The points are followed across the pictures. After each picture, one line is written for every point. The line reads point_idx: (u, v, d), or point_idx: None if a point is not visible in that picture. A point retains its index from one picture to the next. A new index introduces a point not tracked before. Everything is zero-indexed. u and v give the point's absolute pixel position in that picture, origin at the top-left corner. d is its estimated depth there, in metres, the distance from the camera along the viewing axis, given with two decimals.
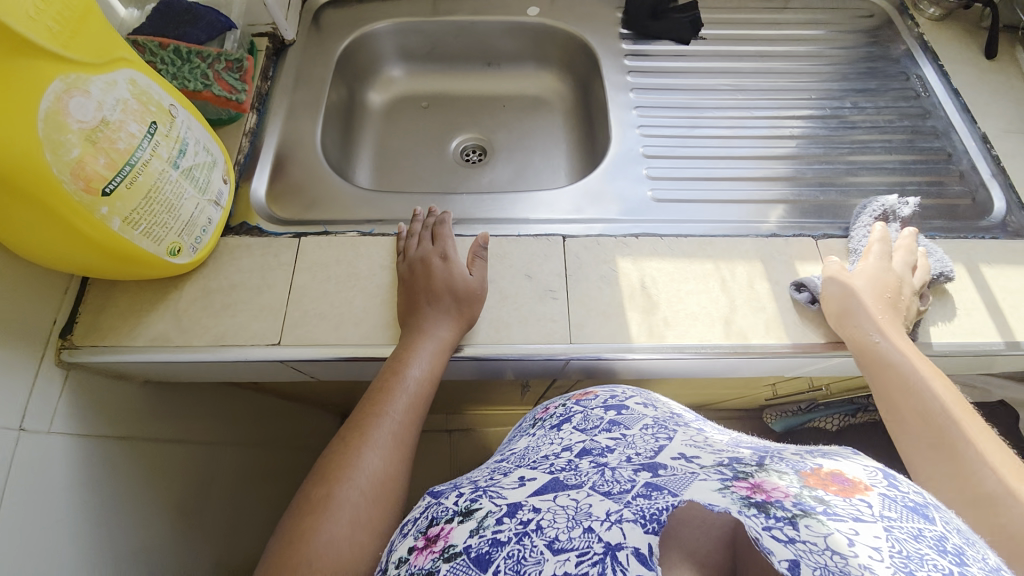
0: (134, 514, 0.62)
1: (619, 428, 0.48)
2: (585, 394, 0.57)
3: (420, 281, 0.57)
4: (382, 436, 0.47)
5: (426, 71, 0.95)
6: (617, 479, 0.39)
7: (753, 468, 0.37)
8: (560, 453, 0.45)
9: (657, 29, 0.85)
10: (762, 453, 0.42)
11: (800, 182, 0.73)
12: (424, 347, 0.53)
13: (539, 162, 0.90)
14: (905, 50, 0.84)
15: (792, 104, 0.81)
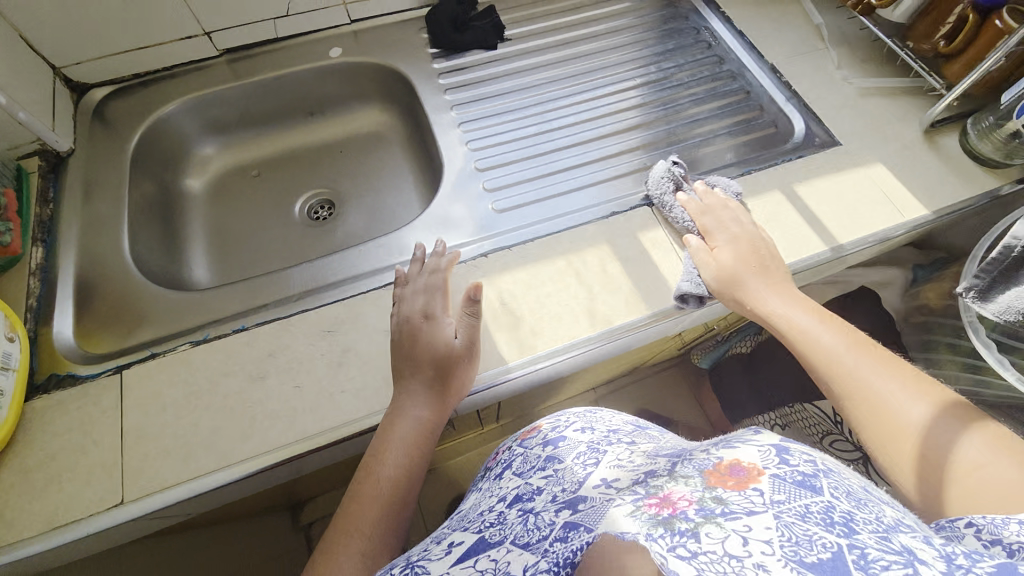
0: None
1: (554, 462, 0.51)
2: (529, 430, 0.60)
3: (410, 349, 0.54)
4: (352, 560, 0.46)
5: (245, 139, 0.88)
6: (537, 526, 0.42)
7: (663, 481, 0.39)
8: (495, 505, 0.49)
9: (464, 42, 0.83)
10: (677, 458, 0.45)
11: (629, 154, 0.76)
12: (406, 428, 0.51)
13: (389, 201, 0.87)
14: (691, 7, 0.90)
15: (605, 83, 0.83)
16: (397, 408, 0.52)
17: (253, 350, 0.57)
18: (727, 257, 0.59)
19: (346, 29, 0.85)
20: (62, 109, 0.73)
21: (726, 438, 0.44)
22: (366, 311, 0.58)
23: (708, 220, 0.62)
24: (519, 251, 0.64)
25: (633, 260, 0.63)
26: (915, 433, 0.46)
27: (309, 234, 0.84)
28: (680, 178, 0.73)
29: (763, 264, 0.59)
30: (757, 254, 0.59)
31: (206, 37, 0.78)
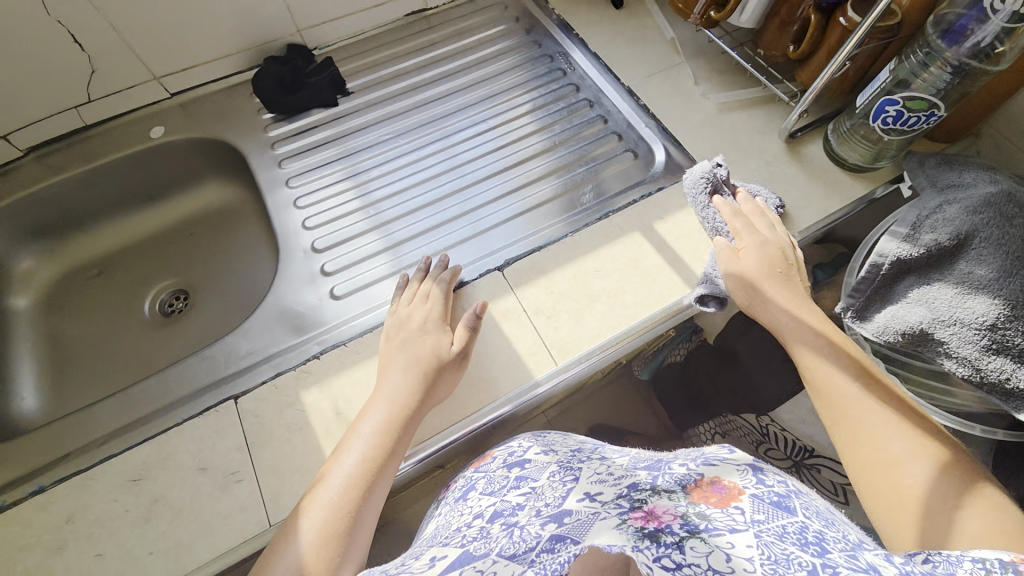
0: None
1: (526, 481, 0.48)
2: (484, 458, 0.56)
3: (408, 348, 0.55)
4: (308, 528, 0.44)
5: (78, 236, 0.79)
6: (523, 539, 0.38)
7: (646, 493, 0.38)
8: (472, 522, 0.44)
9: (299, 103, 0.76)
10: (655, 470, 0.44)
11: (489, 205, 0.69)
12: (383, 402, 0.51)
13: (249, 282, 0.79)
14: (545, 31, 0.85)
15: (461, 126, 0.77)
16: (362, 415, 0.50)
17: (52, 515, 0.49)
18: (734, 277, 0.54)
19: (171, 103, 0.77)
20: None
21: (703, 454, 0.44)
22: (179, 447, 0.51)
23: (742, 224, 0.57)
24: (356, 344, 0.56)
25: (483, 336, 0.57)
26: (873, 454, 0.43)
27: (159, 333, 0.76)
28: (540, 226, 0.66)
29: (749, 285, 0.53)
30: (782, 257, 0.55)
31: (2, 139, 0.69)
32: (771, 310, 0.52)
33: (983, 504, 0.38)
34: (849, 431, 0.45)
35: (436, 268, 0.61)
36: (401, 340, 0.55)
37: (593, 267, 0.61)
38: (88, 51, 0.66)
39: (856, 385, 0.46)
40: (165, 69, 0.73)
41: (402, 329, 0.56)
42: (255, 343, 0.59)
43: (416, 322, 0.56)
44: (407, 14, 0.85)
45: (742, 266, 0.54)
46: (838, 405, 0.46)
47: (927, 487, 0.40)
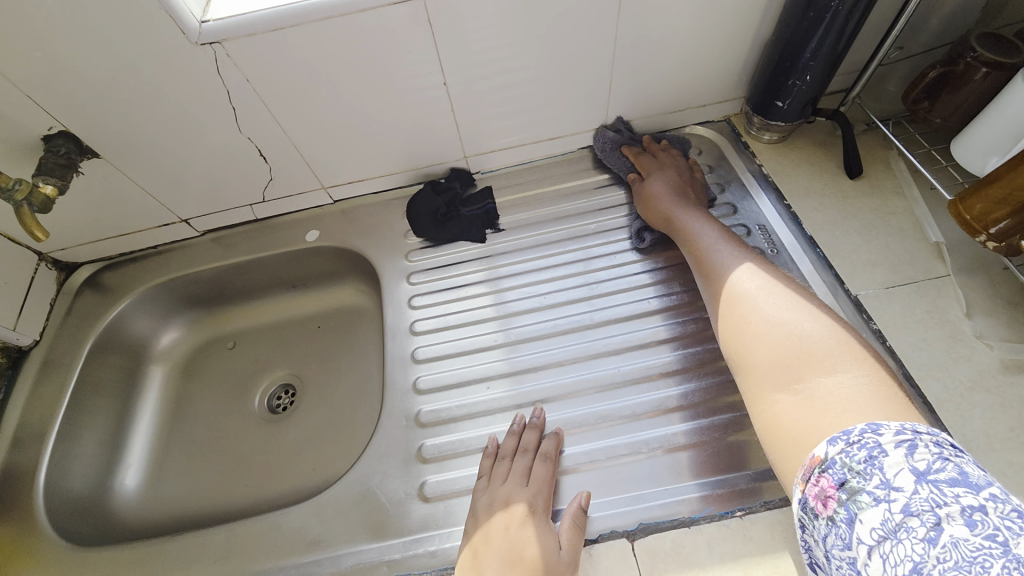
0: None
1: None
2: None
3: (492, 484, 0.49)
4: None
5: (224, 310, 0.83)
6: None
7: None
8: None
9: (448, 234, 0.71)
10: None
11: (638, 423, 0.53)
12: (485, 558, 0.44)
13: (352, 396, 0.75)
14: (744, 191, 0.69)
15: (596, 298, 0.64)
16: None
17: None
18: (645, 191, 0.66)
19: (332, 208, 0.77)
20: (38, 297, 0.72)
21: None
22: None
23: (643, 159, 0.70)
24: None
25: None
26: (763, 323, 0.47)
27: (260, 433, 0.74)
28: (695, 481, 0.49)
29: (659, 210, 0.64)
30: (689, 183, 0.66)
31: (185, 222, 0.75)
32: (706, 249, 0.58)
33: (870, 379, 0.40)
34: (757, 340, 0.47)
35: (528, 433, 0.53)
36: (483, 543, 0.45)
37: None
38: (272, 163, 0.68)
39: (762, 286, 0.50)
40: (334, 180, 0.73)
41: (488, 528, 0.46)
42: (326, 529, 0.51)
43: (501, 517, 0.46)
44: (583, 148, 0.76)
45: (664, 199, 0.64)
46: (749, 315, 0.49)
47: (827, 368, 0.41)
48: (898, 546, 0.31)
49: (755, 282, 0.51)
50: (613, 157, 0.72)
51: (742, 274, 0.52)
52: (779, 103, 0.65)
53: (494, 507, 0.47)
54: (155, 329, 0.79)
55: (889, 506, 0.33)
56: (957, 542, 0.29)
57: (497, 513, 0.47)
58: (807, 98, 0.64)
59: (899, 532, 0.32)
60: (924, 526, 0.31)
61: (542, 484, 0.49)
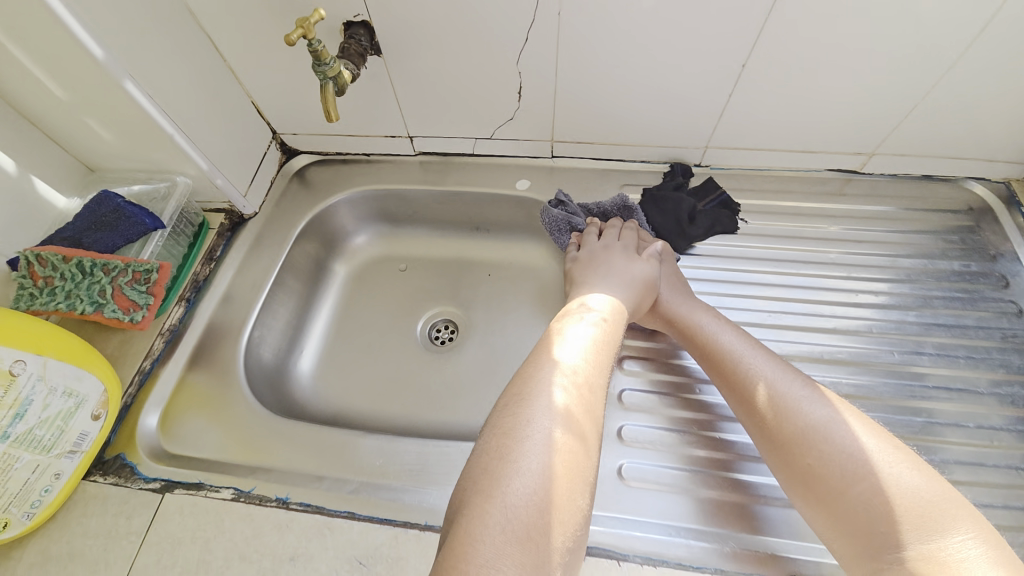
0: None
1: None
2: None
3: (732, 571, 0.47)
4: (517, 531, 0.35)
5: (406, 232, 0.85)
6: None
7: None
8: None
9: (701, 229, 0.66)
10: None
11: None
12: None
13: (516, 350, 0.75)
14: (1006, 267, 0.66)
15: (783, 329, 0.64)
16: None
17: (282, 539, 0.47)
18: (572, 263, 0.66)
19: (547, 162, 0.76)
20: (265, 172, 0.76)
21: None
22: (410, 554, 0.46)
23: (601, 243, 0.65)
24: (629, 569, 0.46)
25: None
26: (822, 432, 0.46)
27: (422, 357, 0.76)
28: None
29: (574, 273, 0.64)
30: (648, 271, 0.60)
31: (408, 139, 0.77)
32: (693, 320, 0.58)
33: (938, 480, 0.42)
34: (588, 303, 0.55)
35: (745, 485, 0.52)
36: (486, 479, 0.38)
37: None
38: (521, 104, 0.67)
39: (811, 388, 0.49)
40: (566, 136, 0.72)
41: (591, 417, 0.43)
42: None
43: (564, 439, 0.40)
44: (829, 169, 0.71)
45: (631, 301, 0.57)
46: (711, 345, 0.56)
47: (865, 450, 0.44)
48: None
49: (741, 332, 0.56)
50: (562, 236, 0.70)
51: (712, 334, 0.56)
52: None
53: (499, 413, 0.43)
54: (346, 231, 0.82)
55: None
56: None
57: (543, 435, 0.40)
58: None
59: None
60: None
61: (590, 415, 0.43)
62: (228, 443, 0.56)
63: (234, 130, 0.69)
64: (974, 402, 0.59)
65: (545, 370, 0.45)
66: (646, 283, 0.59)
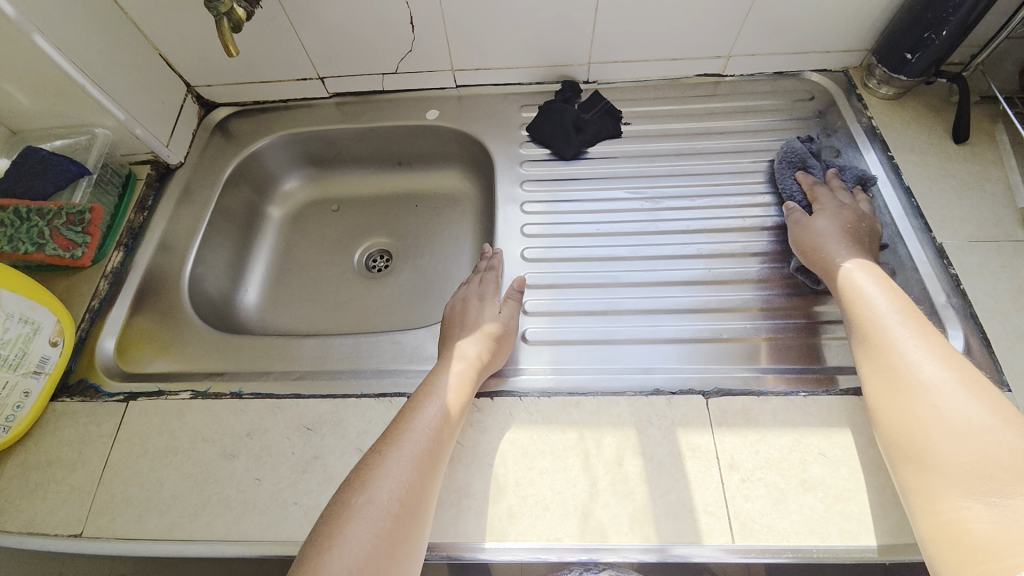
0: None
1: (663, 393, 0.54)
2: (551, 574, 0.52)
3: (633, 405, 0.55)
4: (371, 515, 0.43)
5: (334, 174, 0.90)
6: (685, 386, 0.55)
7: (671, 392, 0.54)
8: (660, 391, 0.55)
9: (588, 135, 0.75)
10: (678, 387, 0.55)
11: (713, 314, 0.61)
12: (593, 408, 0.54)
13: (444, 269, 0.83)
14: (849, 137, 0.75)
15: (658, 212, 0.70)
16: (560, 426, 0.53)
17: (238, 421, 0.55)
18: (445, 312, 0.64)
19: (453, 92, 0.83)
20: (185, 124, 0.80)
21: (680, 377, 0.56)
22: (349, 418, 0.55)
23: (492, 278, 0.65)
24: (530, 404, 0.55)
25: (662, 465, 0.50)
26: (930, 407, 0.43)
27: (361, 284, 0.84)
28: (750, 366, 0.57)
29: (447, 326, 0.61)
30: (858, 228, 0.60)
31: (319, 80, 0.82)
32: (832, 259, 0.58)
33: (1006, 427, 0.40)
34: (441, 373, 0.54)
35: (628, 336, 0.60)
36: (323, 537, 0.41)
37: (818, 447, 0.50)
38: (416, 35, 0.73)
39: (947, 351, 0.46)
40: (464, 64, 0.78)
41: (427, 489, 0.46)
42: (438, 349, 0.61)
43: (395, 509, 0.43)
44: (698, 74, 0.80)
45: (479, 358, 0.56)
46: (858, 312, 0.52)
47: (961, 416, 0.41)
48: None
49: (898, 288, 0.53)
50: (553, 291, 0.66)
51: (865, 295, 0.53)
52: (907, 57, 0.69)
53: (350, 478, 0.46)
54: (275, 178, 0.87)
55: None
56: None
57: (382, 502, 0.44)
58: (935, 57, 0.67)
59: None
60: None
61: (428, 485, 0.46)
62: (183, 360, 0.63)
63: (147, 82, 0.72)
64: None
65: (409, 436, 0.48)
66: (497, 336, 0.58)
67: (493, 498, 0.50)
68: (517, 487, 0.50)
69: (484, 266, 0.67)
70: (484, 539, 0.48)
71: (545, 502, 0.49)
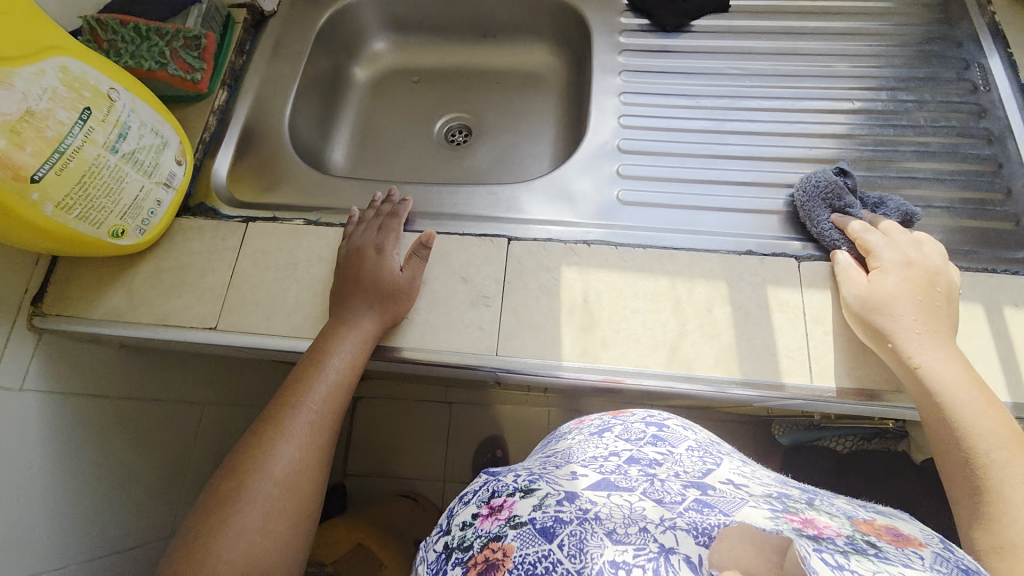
0: (97, 478, 0.70)
1: (755, 255, 0.56)
2: (622, 410, 0.56)
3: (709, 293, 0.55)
4: (297, 427, 0.50)
5: (418, 43, 0.89)
6: (777, 251, 0.57)
7: (766, 253, 0.56)
8: (750, 252, 0.57)
9: (694, 7, 0.72)
10: (764, 248, 0.58)
11: None
12: (690, 265, 0.56)
13: (524, 149, 0.84)
14: (973, 30, 0.71)
15: (759, 92, 0.69)
16: (653, 273, 0.56)
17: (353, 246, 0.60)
18: (339, 259, 0.58)
19: None
20: None
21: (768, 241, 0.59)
22: (452, 251, 0.59)
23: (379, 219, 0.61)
24: (624, 253, 0.57)
25: (748, 314, 0.53)
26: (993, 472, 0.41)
27: (442, 155, 0.85)
28: None
29: (342, 281, 0.56)
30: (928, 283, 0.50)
31: None
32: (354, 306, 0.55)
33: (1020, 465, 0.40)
34: (360, 303, 0.55)
35: (721, 205, 0.62)
36: (257, 440, 0.49)
37: None
38: None
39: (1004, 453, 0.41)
40: None
41: (340, 396, 0.53)
42: (533, 203, 0.63)
43: (315, 418, 0.51)
44: None
45: (403, 286, 0.56)
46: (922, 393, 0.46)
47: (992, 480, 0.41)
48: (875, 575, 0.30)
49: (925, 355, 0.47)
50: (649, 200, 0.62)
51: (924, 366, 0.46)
52: None
53: (284, 396, 0.52)
54: (359, 40, 0.87)
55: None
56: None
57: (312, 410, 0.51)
58: None
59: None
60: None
61: (328, 414, 0.52)
62: (293, 196, 0.68)
63: None
64: (926, 136, 0.65)
65: (336, 354, 0.53)
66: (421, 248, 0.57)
67: (588, 329, 0.54)
68: (611, 321, 0.54)
69: (393, 211, 0.62)
70: (577, 360, 0.53)
71: (636, 335, 0.54)
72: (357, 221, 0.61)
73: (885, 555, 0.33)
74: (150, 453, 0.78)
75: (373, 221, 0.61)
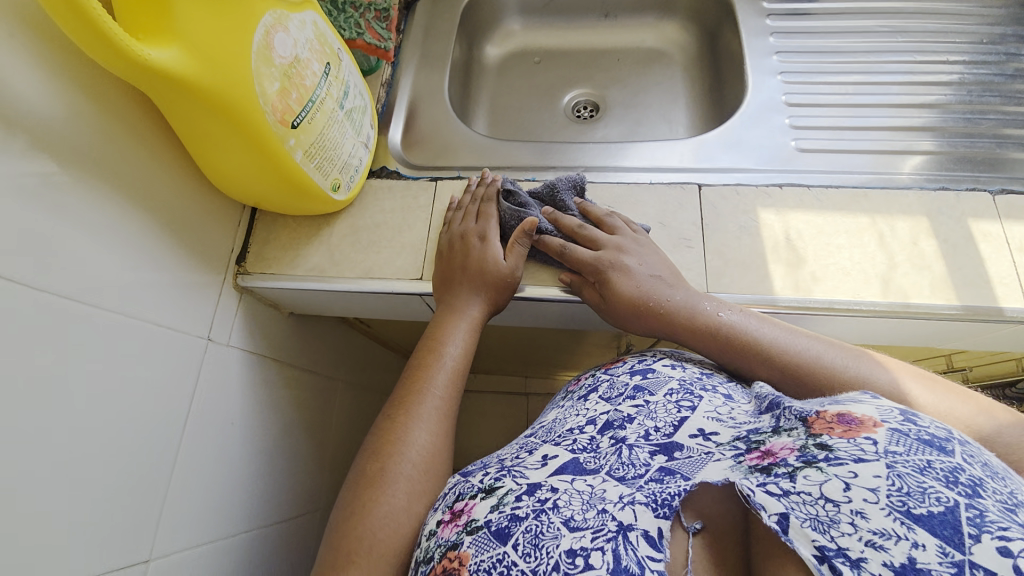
0: (269, 442, 0.72)
1: (949, 190, 0.58)
2: (614, 361, 0.48)
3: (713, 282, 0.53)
4: (427, 411, 0.48)
5: (542, 24, 0.93)
6: (962, 188, 0.59)
7: (953, 189, 0.58)
8: (941, 188, 0.59)
9: None
10: (928, 177, 0.62)
11: (964, 134, 0.66)
12: (886, 205, 0.58)
13: (654, 116, 0.85)
14: None
15: (906, 47, 0.72)
16: (850, 211, 0.58)
17: (545, 198, 0.62)
18: (442, 241, 0.59)
19: None
20: None
21: (942, 179, 0.62)
22: (645, 199, 0.61)
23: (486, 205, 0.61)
24: (819, 193, 0.59)
25: (955, 246, 0.55)
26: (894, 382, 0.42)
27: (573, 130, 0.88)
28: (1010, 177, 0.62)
29: (447, 267, 0.57)
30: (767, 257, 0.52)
31: None
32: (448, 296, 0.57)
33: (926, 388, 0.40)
34: (469, 291, 0.56)
35: (892, 150, 0.64)
36: (394, 419, 0.47)
37: None
38: None
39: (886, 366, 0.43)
40: None
41: (454, 382, 0.52)
42: (712, 155, 0.65)
43: (441, 404, 0.49)
44: None
45: (509, 272, 0.57)
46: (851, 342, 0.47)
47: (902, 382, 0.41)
48: (825, 490, 0.28)
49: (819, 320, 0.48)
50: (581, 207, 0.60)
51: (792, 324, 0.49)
52: None
53: (404, 384, 0.51)
54: (489, 23, 0.91)
55: (900, 479, 0.27)
56: (960, 511, 0.25)
57: (437, 395, 0.49)
58: None
59: (829, 527, 0.27)
60: (938, 479, 0.27)
61: (453, 396, 0.50)
62: (464, 159, 0.70)
63: None
64: None
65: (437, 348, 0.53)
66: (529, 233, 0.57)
67: (796, 265, 0.56)
68: (818, 257, 0.56)
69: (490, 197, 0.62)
70: (793, 294, 0.54)
71: (845, 269, 0.55)
72: (456, 206, 0.62)
73: (834, 455, 0.29)
74: (302, 423, 0.81)
75: (471, 204, 0.61)
